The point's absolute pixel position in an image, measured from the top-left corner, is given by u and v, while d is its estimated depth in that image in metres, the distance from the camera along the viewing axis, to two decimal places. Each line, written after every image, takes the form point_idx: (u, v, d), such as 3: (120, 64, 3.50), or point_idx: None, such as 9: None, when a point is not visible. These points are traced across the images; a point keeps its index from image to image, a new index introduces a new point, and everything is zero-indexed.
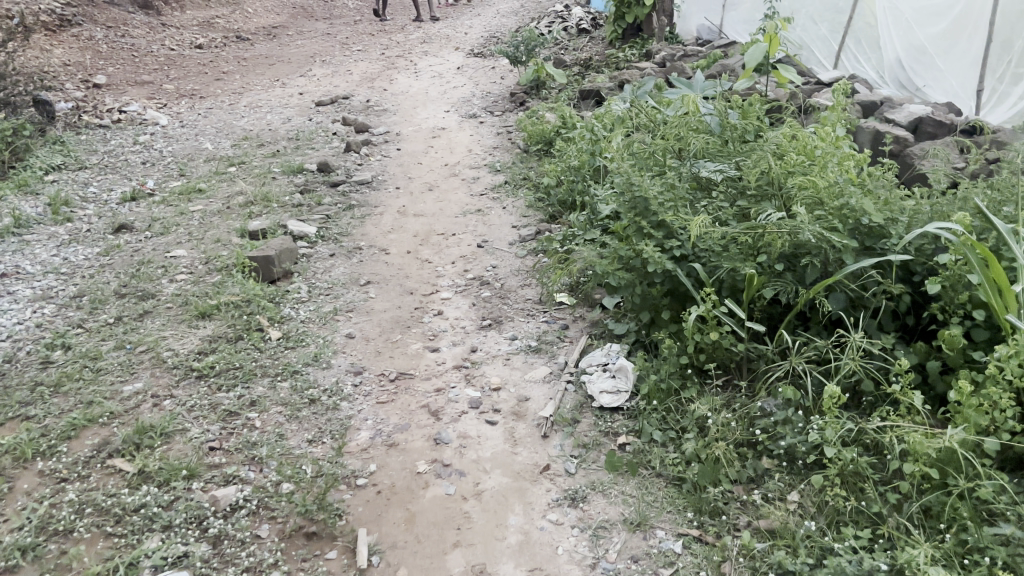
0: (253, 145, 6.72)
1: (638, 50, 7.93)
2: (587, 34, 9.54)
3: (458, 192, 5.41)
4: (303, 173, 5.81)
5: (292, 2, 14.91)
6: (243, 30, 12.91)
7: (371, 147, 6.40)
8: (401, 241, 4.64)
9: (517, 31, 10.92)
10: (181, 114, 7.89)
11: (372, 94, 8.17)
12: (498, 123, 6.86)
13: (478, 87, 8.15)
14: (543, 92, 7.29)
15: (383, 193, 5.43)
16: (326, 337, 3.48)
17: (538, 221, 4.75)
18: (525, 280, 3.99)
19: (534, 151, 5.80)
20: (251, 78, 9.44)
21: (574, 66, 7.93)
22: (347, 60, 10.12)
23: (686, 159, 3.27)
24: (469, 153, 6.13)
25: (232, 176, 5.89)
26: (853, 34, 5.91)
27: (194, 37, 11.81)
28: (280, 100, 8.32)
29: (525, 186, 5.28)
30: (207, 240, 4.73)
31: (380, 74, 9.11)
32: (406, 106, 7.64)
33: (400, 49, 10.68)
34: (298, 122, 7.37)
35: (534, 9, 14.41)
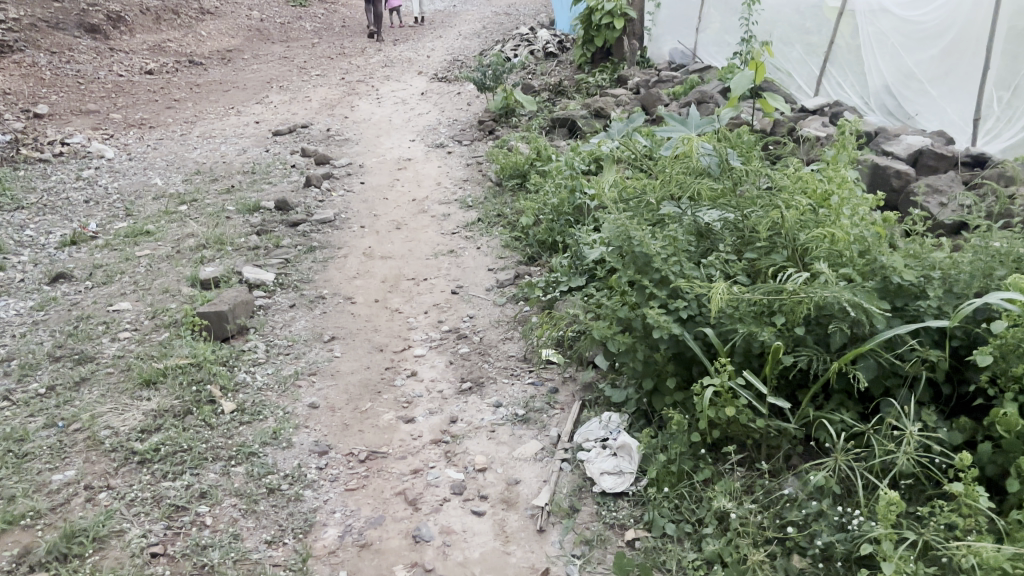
0: (207, 179, 6.31)
1: (609, 76, 7.69)
2: (554, 58, 9.30)
3: (428, 231, 5.07)
4: (260, 212, 5.42)
5: (248, 25, 14.51)
6: (196, 54, 12.47)
7: (333, 181, 6.04)
8: (367, 288, 4.28)
9: (481, 54, 10.65)
10: (129, 146, 7.45)
11: (333, 123, 7.81)
12: (467, 154, 6.55)
13: (444, 114, 7.84)
14: (513, 119, 7.00)
15: (346, 233, 5.07)
16: (286, 408, 3.11)
17: (516, 263, 4.42)
18: (506, 332, 3.66)
19: (507, 185, 5.50)
20: (205, 105, 9.02)
21: (543, 91, 7.67)
22: (306, 85, 9.74)
23: (685, 206, 2.97)
24: (438, 187, 5.80)
25: (183, 215, 5.49)
26: (835, 60, 5.72)
27: (145, 63, 11.35)
28: (236, 129, 7.92)
29: (500, 224, 4.96)
30: (154, 290, 4.33)
31: (340, 101, 8.76)
32: (369, 135, 7.30)
33: (361, 73, 10.35)
34: (255, 154, 6.98)
35: (497, 30, 14.17)
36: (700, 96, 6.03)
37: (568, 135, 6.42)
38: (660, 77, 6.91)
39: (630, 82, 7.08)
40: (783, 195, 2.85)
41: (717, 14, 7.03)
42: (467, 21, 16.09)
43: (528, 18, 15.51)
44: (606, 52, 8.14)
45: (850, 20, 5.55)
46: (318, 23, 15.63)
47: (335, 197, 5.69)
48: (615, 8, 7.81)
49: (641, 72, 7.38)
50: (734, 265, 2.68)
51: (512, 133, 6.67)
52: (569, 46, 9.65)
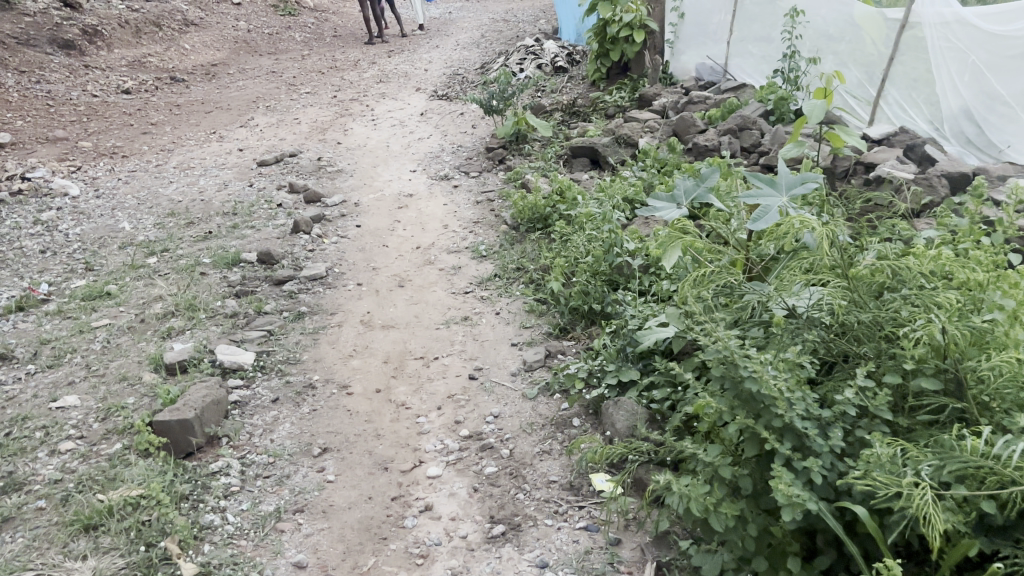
0: (182, 222, 5.58)
1: (629, 94, 7.01)
2: (564, 73, 8.60)
3: (437, 288, 4.34)
4: (239, 266, 4.70)
5: (233, 36, 13.76)
6: (178, 70, 11.74)
7: (325, 224, 5.32)
8: (366, 371, 3.54)
9: (482, 69, 9.97)
10: (97, 180, 6.71)
11: (325, 150, 7.09)
12: (476, 188, 5.84)
13: (447, 139, 7.13)
14: (524, 146, 6.29)
15: (340, 293, 4.35)
16: (264, 572, 2.38)
17: (544, 334, 3.70)
18: (542, 439, 2.93)
19: (525, 230, 4.79)
20: (184, 129, 8.30)
21: (556, 114, 6.97)
22: (295, 105, 9.01)
23: (793, 309, 2.27)
24: (446, 232, 5.08)
25: (151, 270, 4.76)
26: (894, 78, 4.99)
27: (122, 81, 10.62)
28: (217, 158, 7.19)
29: (521, 281, 4.25)
30: (109, 376, 3.60)
31: (332, 123, 8.03)
32: (365, 165, 6.58)
33: (354, 90, 9.65)
34: (237, 189, 6.25)
35: (497, 39, 13.46)
36: (741, 121, 5.32)
37: (589, 165, 5.72)
38: (690, 97, 6.19)
39: (655, 103, 6.37)
40: (928, 294, 2.13)
41: (752, 22, 6.29)
42: (464, 29, 15.39)
43: (529, 25, 14.82)
44: (623, 68, 7.53)
45: (916, 34, 4.77)
46: (308, 32, 14.88)
47: (328, 245, 4.97)
48: (634, 20, 7.09)
49: (665, 91, 6.67)
50: (876, 397, 1.96)
51: (525, 164, 5.97)
52: (579, 59, 8.95)
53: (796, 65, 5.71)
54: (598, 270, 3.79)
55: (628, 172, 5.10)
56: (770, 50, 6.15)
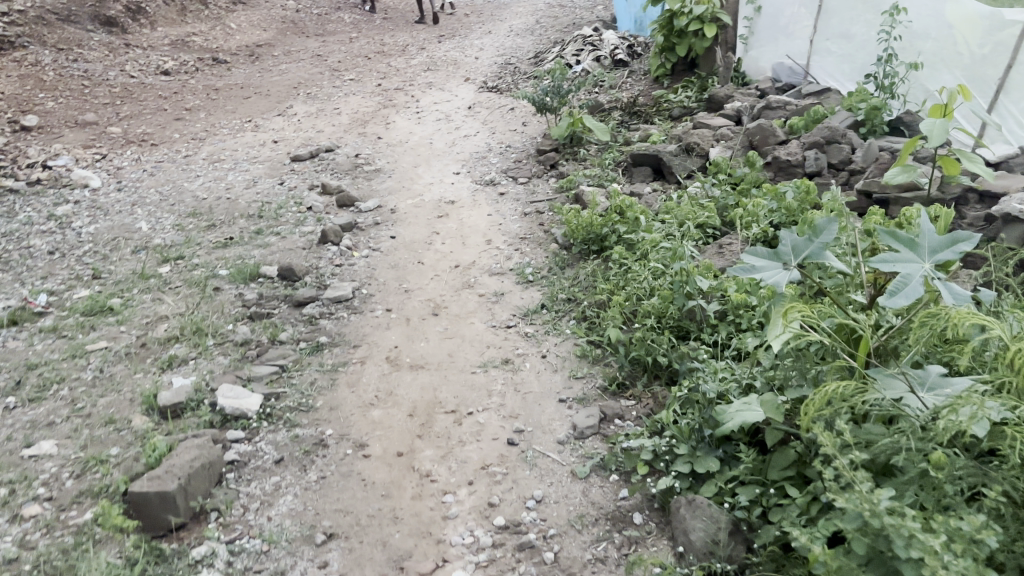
0: (203, 224, 5.13)
1: (696, 94, 6.38)
2: (624, 67, 7.97)
3: (474, 318, 3.80)
4: (257, 283, 4.23)
5: (281, 15, 13.35)
6: (221, 50, 11.36)
7: (356, 234, 4.83)
8: (387, 426, 3.02)
9: (536, 59, 9.41)
10: (121, 171, 6.31)
11: (364, 146, 6.60)
12: (523, 197, 5.28)
13: (494, 137, 6.59)
14: (579, 150, 5.72)
15: (366, 320, 3.84)
16: None
17: (599, 387, 3.13)
18: (595, 542, 2.37)
19: (578, 251, 4.22)
20: (220, 116, 7.88)
21: (614, 115, 6.38)
22: (337, 93, 8.54)
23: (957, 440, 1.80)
24: (489, 249, 4.54)
25: (162, 283, 4.31)
26: (1010, 88, 4.30)
27: (162, 61, 10.26)
28: (249, 150, 6.75)
29: (572, 315, 3.68)
30: (95, 416, 3.14)
31: (374, 116, 7.54)
32: (405, 165, 6.08)
33: (400, 78, 9.16)
34: (266, 187, 5.79)
35: (552, 26, 12.85)
36: (828, 132, 4.67)
37: (651, 175, 5.13)
38: (767, 101, 5.53)
39: (727, 107, 5.73)
40: None
41: (842, 19, 5.58)
42: (518, 13, 14.80)
43: (586, 12, 14.16)
44: (689, 65, 6.92)
45: None
46: (357, 13, 14.38)
47: (357, 260, 4.47)
48: (705, 13, 6.50)
49: (738, 93, 6.01)
50: None
51: (579, 172, 5.39)
52: (641, 51, 8.30)
53: (892, 70, 5.04)
54: (663, 315, 3.20)
55: (698, 188, 4.50)
56: (865, 50, 5.45)
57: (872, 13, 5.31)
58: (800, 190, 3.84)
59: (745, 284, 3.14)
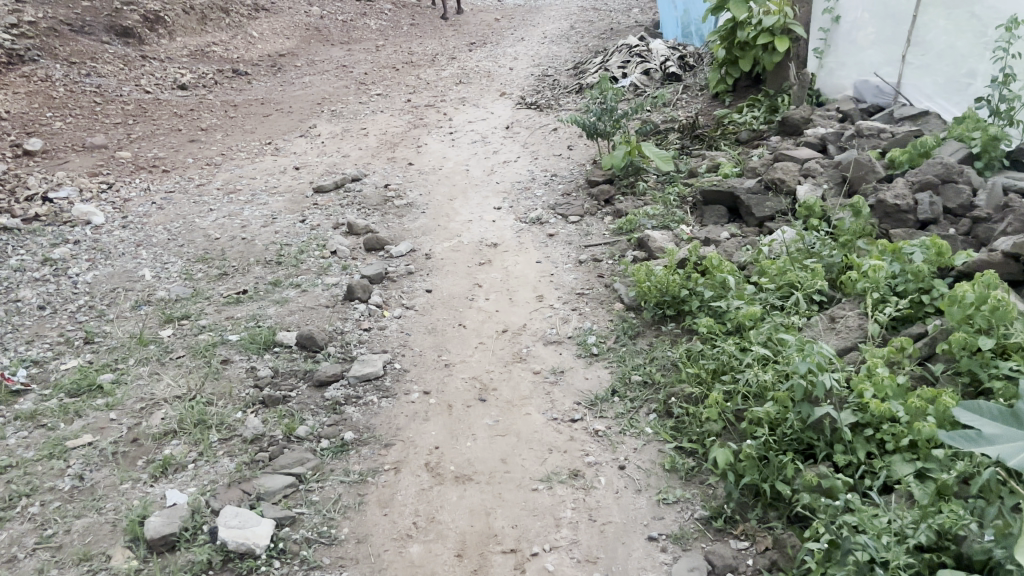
0: (213, 274, 4.54)
1: (765, 116, 5.71)
2: (676, 81, 7.31)
3: (530, 404, 3.14)
4: (272, 353, 3.61)
5: (305, 23, 12.79)
6: (242, 61, 10.82)
7: (387, 288, 4.20)
8: (430, 572, 2.38)
9: (576, 71, 8.77)
10: (128, 205, 5.74)
11: (393, 175, 5.99)
12: (576, 239, 4.62)
13: (538, 164, 5.96)
14: (637, 183, 5.07)
15: (400, 407, 3.20)
16: None
17: (698, 519, 2.49)
18: None
19: (650, 316, 3.56)
20: (238, 138, 7.31)
21: (671, 142, 5.73)
22: (364, 111, 7.97)
23: None
24: (542, 309, 3.88)
25: (162, 351, 3.71)
26: None
27: (180, 74, 9.72)
28: (268, 179, 6.17)
29: (652, 406, 3.01)
30: (67, 549, 2.53)
31: (404, 139, 6.95)
32: (440, 200, 5.46)
33: (431, 93, 8.57)
34: (286, 225, 5.20)
35: (588, 32, 12.19)
36: (942, 169, 3.95)
37: (726, 216, 4.47)
38: (857, 127, 4.84)
39: (807, 134, 5.03)
40: None
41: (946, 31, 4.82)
42: (551, 17, 14.17)
43: (622, 16, 13.50)
44: (753, 80, 6.24)
45: None
46: (383, 19, 13.78)
47: (388, 322, 3.84)
48: (775, 25, 5.79)
49: (815, 116, 5.32)
50: None
51: (640, 211, 4.73)
52: (693, 63, 7.61)
53: (1010, 93, 4.31)
54: (779, 426, 2.54)
55: (789, 237, 3.82)
56: (976, 67, 4.70)
57: (990, 22, 4.57)
58: (928, 250, 3.16)
59: (885, 388, 2.51)
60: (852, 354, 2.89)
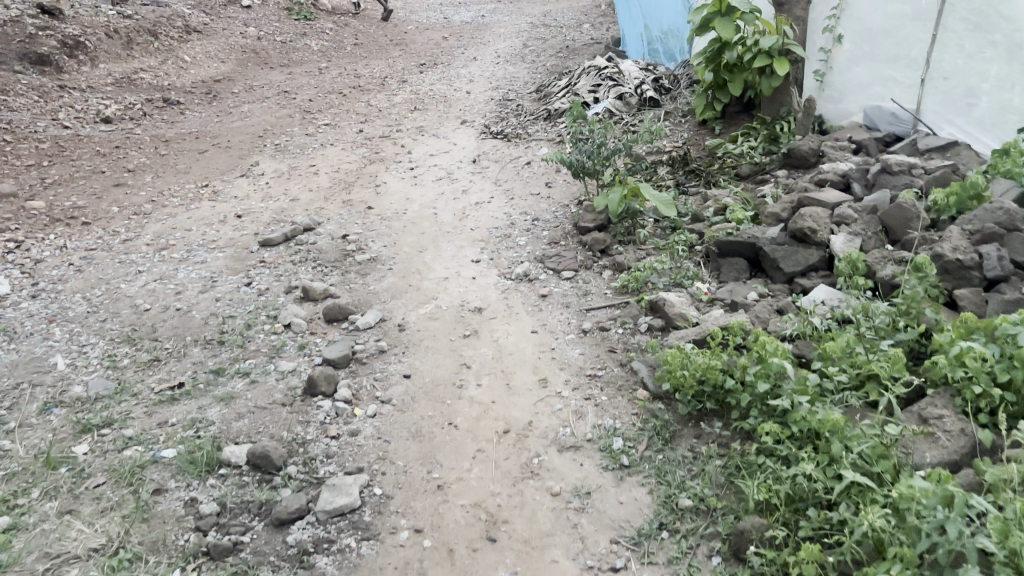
0: (142, 360, 3.77)
1: (763, 145, 5.19)
2: (654, 106, 6.77)
3: (554, 546, 2.46)
4: (217, 477, 2.87)
5: (241, 44, 11.96)
6: (173, 88, 9.97)
7: (355, 373, 3.49)
8: None
9: (540, 95, 8.19)
10: (39, 269, 4.90)
11: (351, 223, 5.28)
12: (574, 300, 3.98)
13: (514, 207, 5.32)
14: (634, 231, 4.45)
15: (387, 554, 2.49)
16: None
17: None
18: None
19: (686, 412, 2.92)
20: (171, 180, 6.51)
21: (664, 179, 5.14)
22: (311, 144, 7.23)
23: None
24: (547, 397, 3.21)
25: (75, 475, 2.94)
26: None
27: (104, 105, 8.83)
28: (206, 231, 5.40)
29: (714, 546, 2.37)
30: None
31: (359, 177, 6.25)
32: (408, 253, 4.77)
33: (385, 122, 7.89)
34: (230, 291, 4.44)
35: (543, 51, 11.64)
36: (1004, 216, 3.42)
37: (747, 270, 3.88)
38: (881, 161, 4.29)
39: (822, 168, 4.48)
40: None
41: (949, 49, 4.63)
42: (502, 33, 13.60)
43: (575, 32, 13.01)
44: (745, 105, 5.78)
45: None
46: (325, 38, 13.02)
47: (361, 423, 3.13)
48: (774, 46, 5.18)
49: (826, 148, 4.78)
50: None
51: (644, 264, 4.11)
52: (669, 85, 7.09)
53: None
54: None
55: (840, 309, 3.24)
56: (982, 86, 4.53)
57: (991, 36, 4.43)
58: None
59: None
60: (964, 472, 2.27)
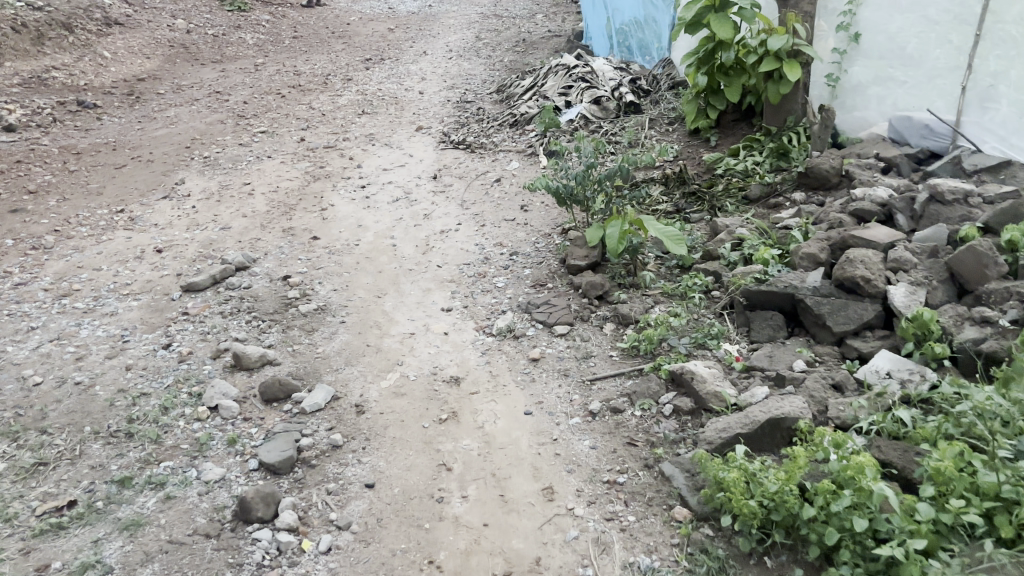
0: (21, 464, 2.90)
1: (773, 162, 4.53)
2: (633, 110, 6.07)
3: None
4: None
5: (167, 38, 10.89)
6: (90, 89, 8.93)
7: (302, 483, 2.70)
8: None
9: (502, 97, 7.42)
10: None
11: (293, 259, 4.45)
12: (573, 366, 3.23)
13: (486, 237, 4.55)
14: (637, 273, 3.74)
15: None
16: None
17: None
18: None
19: (748, 546, 2.21)
20: (80, 204, 5.57)
21: (661, 202, 4.44)
22: (247, 157, 6.35)
23: None
24: (555, 518, 2.47)
25: None
26: None
27: (7, 110, 7.76)
28: (119, 271, 4.51)
29: None
30: None
31: (301, 198, 5.40)
32: (363, 299, 3.97)
33: (329, 129, 7.04)
34: (144, 358, 3.59)
35: (498, 44, 10.86)
36: None
37: (784, 325, 3.18)
38: (925, 186, 3.65)
39: (853, 194, 3.82)
40: None
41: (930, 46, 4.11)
42: (452, 24, 12.76)
43: (530, 23, 12.26)
44: (743, 113, 5.12)
45: None
46: (261, 31, 12.02)
47: (311, 568, 2.36)
48: (783, 48, 4.48)
49: (851, 167, 4.13)
50: None
51: (655, 317, 3.39)
52: (648, 86, 6.40)
53: None
54: None
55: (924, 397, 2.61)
56: (999, 88, 3.90)
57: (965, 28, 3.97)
58: None
59: None
60: None
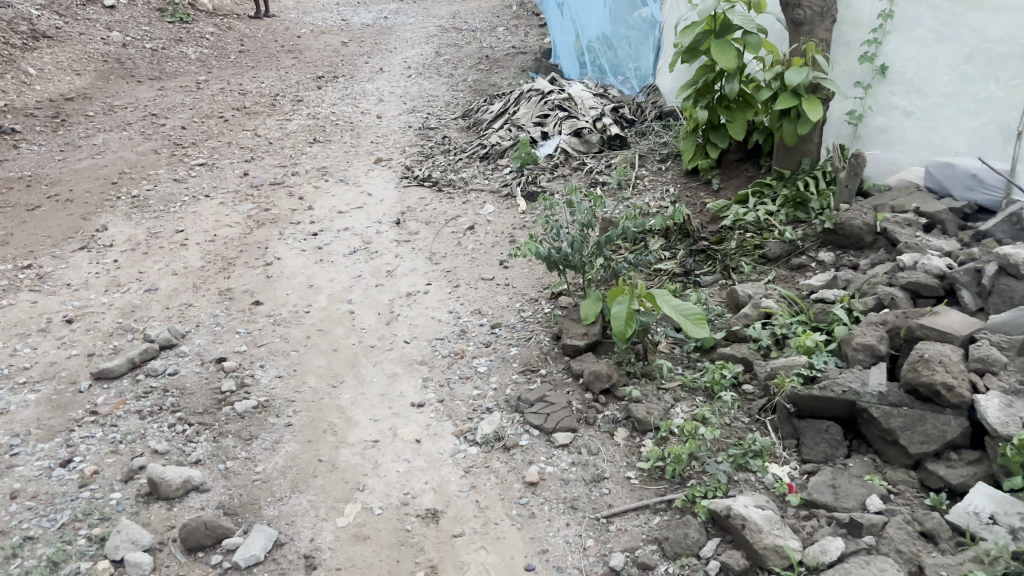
0: None
1: (790, 214, 3.94)
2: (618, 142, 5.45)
3: None
4: None
5: (100, 52, 10.01)
6: (10, 110, 8.04)
7: None
8: None
9: (468, 124, 6.76)
10: None
11: (230, 333, 3.72)
12: (582, 494, 2.57)
13: (461, 302, 3.87)
14: (648, 359, 3.10)
15: None
16: None
17: None
18: None
19: None
20: None
21: (664, 262, 3.81)
22: (182, 196, 5.59)
23: None
24: None
25: None
26: None
27: None
28: (16, 349, 3.73)
29: None
30: None
31: (242, 248, 4.67)
32: (314, 390, 3.26)
33: (277, 160, 6.30)
34: (34, 480, 2.83)
35: (460, 61, 10.20)
36: None
37: (841, 438, 2.57)
38: (988, 253, 3.07)
39: (900, 259, 3.23)
40: None
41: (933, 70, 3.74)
42: (409, 38, 12.05)
43: (492, 37, 11.62)
44: (747, 151, 4.55)
45: None
46: (204, 44, 11.19)
47: None
48: (803, 83, 3.88)
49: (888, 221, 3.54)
50: None
51: (678, 423, 2.75)
52: (631, 115, 5.79)
53: None
54: None
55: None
56: None
57: (959, 49, 3.64)
58: None
59: None
60: None
